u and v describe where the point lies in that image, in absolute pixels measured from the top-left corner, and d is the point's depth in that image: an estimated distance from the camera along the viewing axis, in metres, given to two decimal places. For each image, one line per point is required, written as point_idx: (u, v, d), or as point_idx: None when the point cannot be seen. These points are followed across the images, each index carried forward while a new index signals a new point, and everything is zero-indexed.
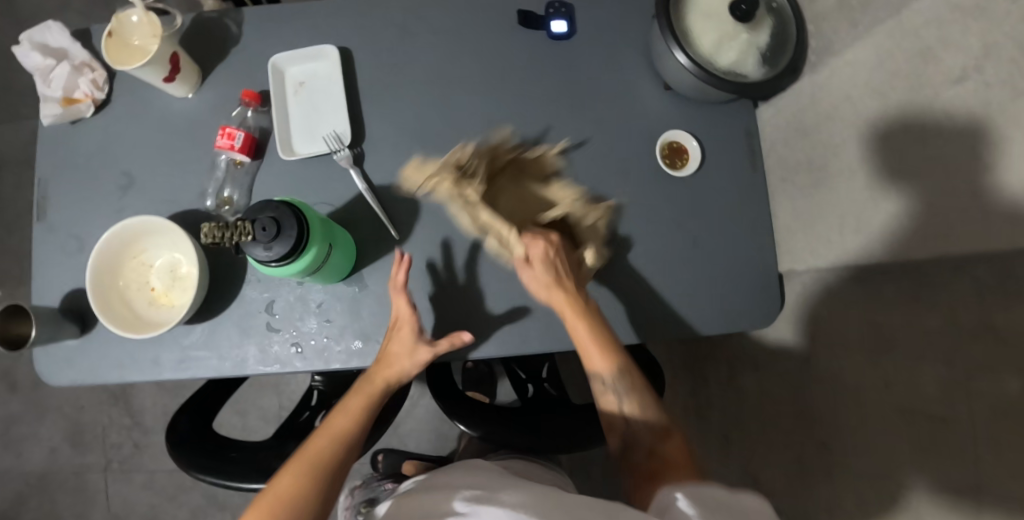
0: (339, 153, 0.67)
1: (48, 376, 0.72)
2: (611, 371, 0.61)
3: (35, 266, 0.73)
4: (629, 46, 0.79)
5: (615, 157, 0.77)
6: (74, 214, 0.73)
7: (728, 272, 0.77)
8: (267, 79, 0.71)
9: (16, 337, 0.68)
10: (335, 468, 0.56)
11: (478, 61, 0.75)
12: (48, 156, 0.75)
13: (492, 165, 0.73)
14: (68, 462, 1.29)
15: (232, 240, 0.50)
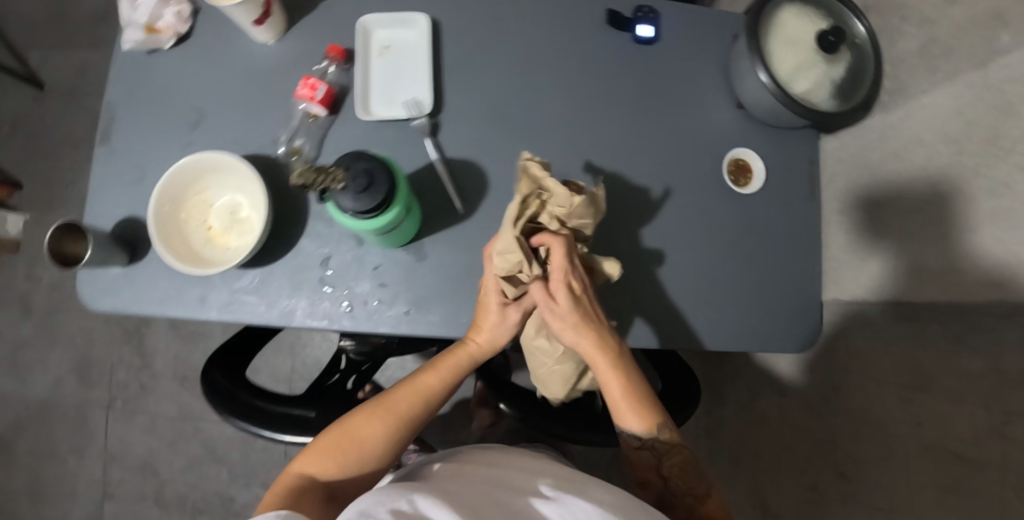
0: (419, 121, 0.68)
1: (90, 302, 0.71)
2: (648, 431, 0.64)
3: (91, 189, 0.72)
4: (708, 61, 0.80)
5: (678, 166, 0.77)
6: (140, 142, 0.73)
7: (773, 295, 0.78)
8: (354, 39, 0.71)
9: (70, 257, 0.67)
10: (400, 423, 0.65)
11: (558, 53, 0.75)
12: (121, 81, 0.74)
13: (560, 155, 0.74)
14: (72, 394, 1.28)
15: (320, 185, 0.50)
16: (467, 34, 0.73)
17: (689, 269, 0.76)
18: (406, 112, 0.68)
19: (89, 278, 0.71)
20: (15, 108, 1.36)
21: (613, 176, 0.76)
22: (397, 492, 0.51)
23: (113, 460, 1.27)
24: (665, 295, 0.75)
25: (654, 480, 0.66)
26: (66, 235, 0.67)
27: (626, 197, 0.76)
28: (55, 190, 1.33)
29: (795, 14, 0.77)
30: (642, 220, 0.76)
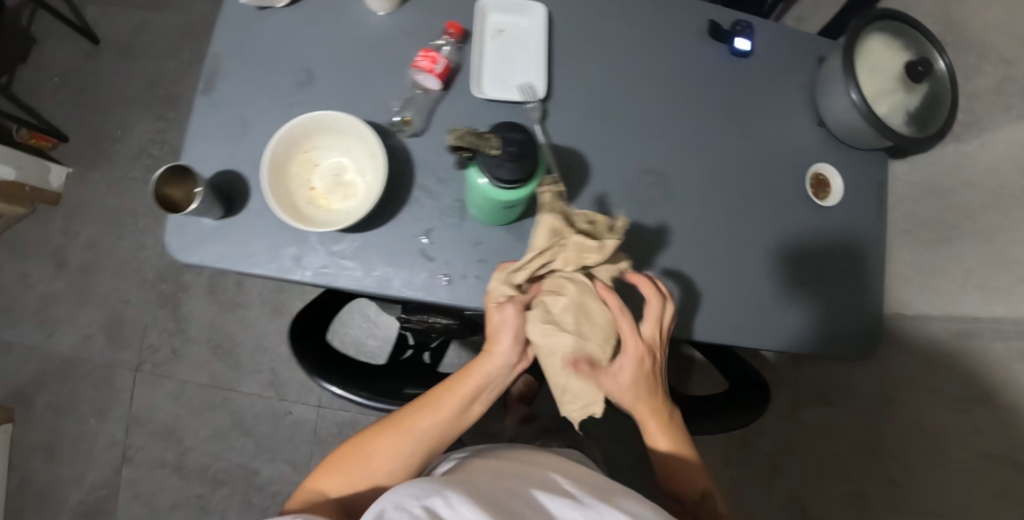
0: (533, 107, 0.71)
1: (177, 252, 0.69)
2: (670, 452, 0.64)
3: (189, 138, 0.71)
4: (793, 80, 0.84)
5: (762, 173, 0.79)
6: (242, 97, 0.72)
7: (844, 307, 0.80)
8: (471, 19, 0.73)
9: (171, 201, 0.67)
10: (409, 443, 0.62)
11: (658, 56, 0.78)
12: (226, 32, 0.73)
13: (657, 152, 0.76)
14: (101, 353, 1.26)
15: (473, 147, 0.51)
16: (575, 30, 0.76)
17: (772, 273, 0.76)
18: (522, 96, 0.71)
19: (178, 225, 0.69)
20: (68, 61, 1.35)
21: (701, 176, 0.77)
22: (433, 488, 0.48)
23: (136, 424, 1.25)
24: (745, 294, 0.75)
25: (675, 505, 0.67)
26: (169, 180, 0.67)
27: (713, 197, 0.77)
28: (101, 147, 1.31)
29: (884, 42, 0.81)
30: (727, 221, 0.77)
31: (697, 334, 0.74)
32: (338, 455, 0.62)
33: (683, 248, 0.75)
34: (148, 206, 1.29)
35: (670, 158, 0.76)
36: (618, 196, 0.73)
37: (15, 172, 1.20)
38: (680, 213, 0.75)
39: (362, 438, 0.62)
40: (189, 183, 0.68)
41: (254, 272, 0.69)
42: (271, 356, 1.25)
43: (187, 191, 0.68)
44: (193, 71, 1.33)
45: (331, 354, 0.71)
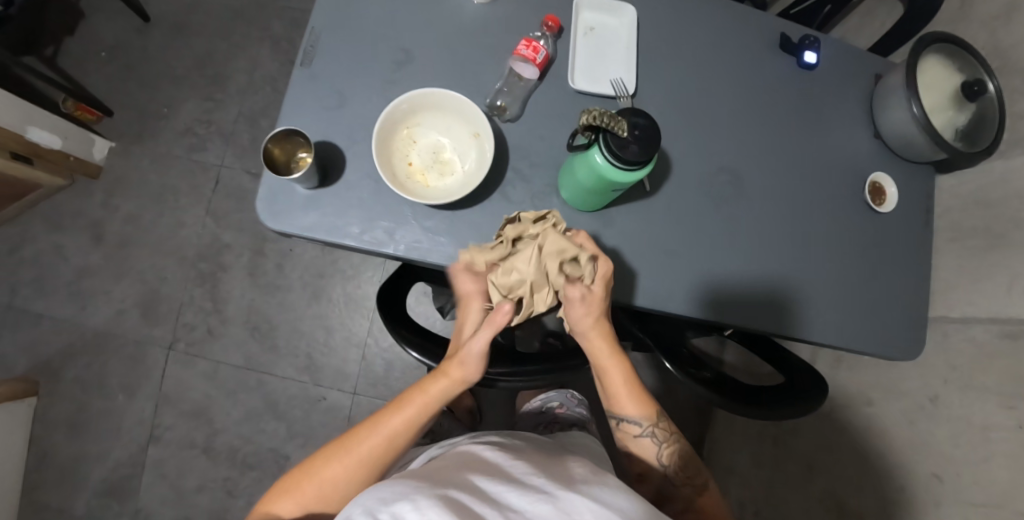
0: (625, 100, 0.75)
1: (267, 218, 0.67)
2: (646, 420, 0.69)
3: (284, 107, 0.71)
4: (851, 94, 0.89)
5: (823, 178, 0.84)
6: (340, 69, 0.73)
7: (892, 306, 0.84)
8: (566, 17, 0.78)
9: (274, 162, 0.70)
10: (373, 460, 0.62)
11: (730, 64, 0.84)
12: (326, 7, 0.75)
13: (729, 152, 0.80)
14: (135, 330, 1.26)
15: (601, 126, 0.54)
16: (656, 36, 0.81)
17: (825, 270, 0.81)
18: (614, 91, 0.75)
19: (268, 192, 0.68)
20: (117, 37, 1.35)
21: (766, 176, 0.81)
22: (401, 493, 0.46)
23: (166, 403, 1.24)
24: (802, 288, 0.80)
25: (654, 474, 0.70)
26: (275, 142, 0.69)
27: (777, 197, 0.81)
28: (146, 123, 1.31)
29: (941, 62, 0.87)
30: (788, 221, 0.81)
31: (763, 324, 0.77)
32: (285, 481, 0.61)
33: (749, 243, 0.78)
34: (191, 185, 1.29)
35: (739, 158, 0.81)
36: (694, 191, 0.78)
37: (61, 142, 1.19)
38: (749, 210, 0.79)
39: (314, 459, 0.61)
40: (291, 145, 0.71)
41: (344, 243, 0.68)
42: (308, 341, 1.26)
43: (288, 153, 0.71)
44: (243, 53, 1.34)
45: (415, 328, 0.75)
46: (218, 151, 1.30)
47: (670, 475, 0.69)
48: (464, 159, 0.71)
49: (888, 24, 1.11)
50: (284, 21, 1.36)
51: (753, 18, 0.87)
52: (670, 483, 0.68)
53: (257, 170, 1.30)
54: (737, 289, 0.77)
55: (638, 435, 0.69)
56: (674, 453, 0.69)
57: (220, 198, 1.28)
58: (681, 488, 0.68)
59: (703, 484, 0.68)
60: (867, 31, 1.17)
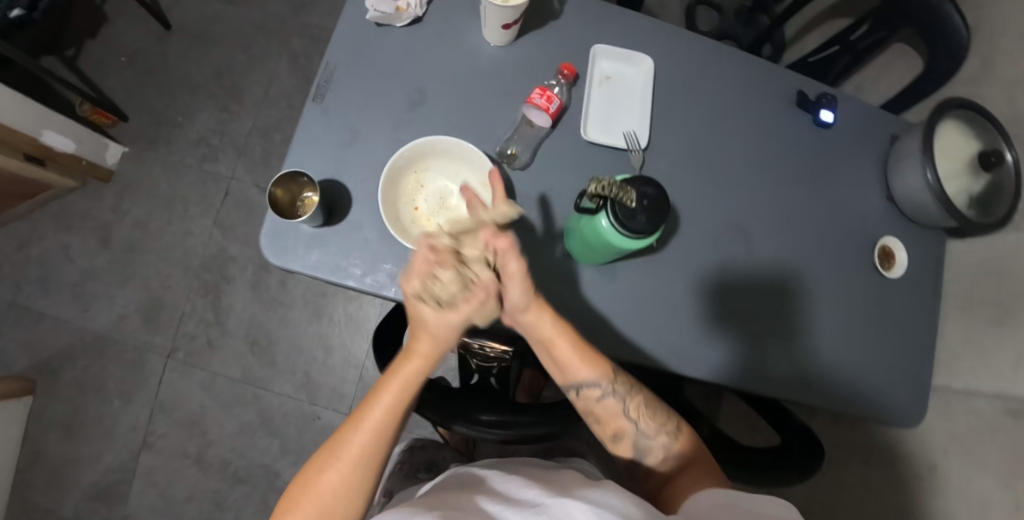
0: (636, 154, 0.74)
1: (272, 254, 0.67)
2: (603, 379, 0.65)
3: (293, 143, 0.71)
4: (865, 154, 0.89)
5: (834, 238, 0.83)
6: (353, 106, 0.72)
7: (901, 374, 0.82)
8: (583, 65, 0.78)
9: (280, 205, 0.69)
10: (373, 458, 0.56)
11: (744, 120, 0.83)
12: (342, 43, 0.75)
13: (738, 209, 0.80)
14: (135, 335, 1.26)
15: (609, 196, 0.53)
16: (671, 88, 0.81)
17: (834, 333, 0.80)
18: (625, 143, 0.75)
19: (273, 231, 0.67)
20: (138, 42, 1.36)
21: (776, 234, 0.81)
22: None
23: (161, 411, 1.24)
24: (810, 350, 0.78)
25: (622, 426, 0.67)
26: (281, 184, 0.68)
27: (786, 256, 0.80)
28: (160, 130, 1.32)
29: (957, 128, 0.85)
30: (796, 281, 0.80)
31: (765, 384, 0.75)
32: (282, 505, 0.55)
33: (755, 302, 0.77)
34: (200, 195, 1.29)
35: (748, 215, 0.80)
36: (701, 248, 0.77)
37: (75, 146, 1.20)
38: (756, 269, 0.78)
39: (304, 477, 0.55)
40: (297, 186, 0.70)
41: (346, 284, 0.68)
42: (306, 358, 1.26)
43: (293, 194, 0.70)
44: (261, 66, 1.35)
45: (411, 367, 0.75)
46: (230, 162, 1.30)
47: (642, 428, 0.67)
48: (471, 206, 0.72)
49: (905, 80, 1.11)
50: (303, 36, 1.37)
51: (770, 72, 0.86)
52: (644, 436, 0.67)
53: (267, 184, 1.30)
54: (740, 348, 0.75)
55: (601, 398, 0.66)
56: (637, 405, 0.67)
57: (228, 210, 1.29)
58: (655, 439, 0.67)
59: (677, 426, 0.68)
60: (883, 83, 1.17)
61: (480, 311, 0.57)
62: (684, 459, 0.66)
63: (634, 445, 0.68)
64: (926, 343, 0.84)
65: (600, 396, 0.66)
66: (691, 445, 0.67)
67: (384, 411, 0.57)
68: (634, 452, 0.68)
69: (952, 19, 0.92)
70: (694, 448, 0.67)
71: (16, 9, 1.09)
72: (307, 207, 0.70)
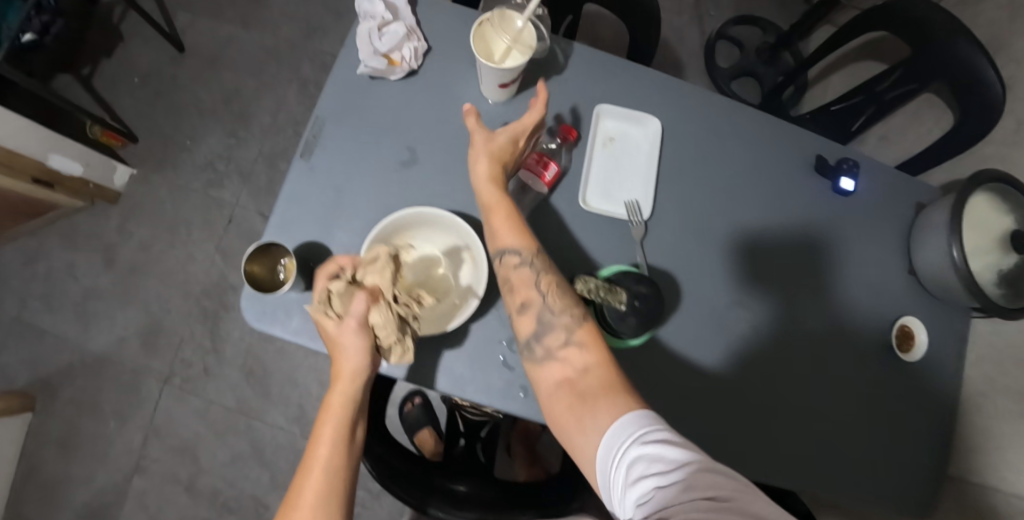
0: (636, 225, 0.71)
1: (251, 318, 0.65)
2: (525, 250, 0.61)
3: (278, 203, 0.69)
4: (887, 223, 0.83)
5: (849, 315, 0.79)
6: (343, 164, 0.70)
7: (903, 464, 0.76)
8: (585, 123, 0.75)
9: (255, 278, 0.64)
10: (331, 493, 0.52)
11: (755, 183, 0.78)
12: (336, 97, 0.73)
13: (748, 282, 0.75)
14: (133, 358, 1.26)
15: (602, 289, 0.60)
16: (678, 149, 0.77)
17: (830, 418, 0.74)
18: (626, 213, 0.71)
19: (252, 302, 0.65)
20: (151, 63, 1.36)
21: (770, 307, 0.75)
22: None
23: (155, 436, 1.23)
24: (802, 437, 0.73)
25: (532, 299, 0.60)
26: (254, 259, 0.63)
27: (780, 331, 0.75)
28: (168, 152, 1.32)
29: (990, 200, 0.78)
30: (792, 360, 0.75)
31: (766, 475, 0.71)
32: None
33: (745, 382, 0.73)
34: (204, 220, 1.30)
35: (750, 286, 0.75)
36: (704, 324, 0.72)
37: (82, 169, 1.21)
38: (761, 347, 0.74)
39: None
40: (269, 257, 0.65)
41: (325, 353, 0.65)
42: (301, 390, 1.25)
43: (269, 269, 0.65)
44: (270, 92, 1.35)
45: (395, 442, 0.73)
46: (234, 189, 1.31)
47: (549, 306, 0.59)
48: (458, 277, 0.67)
49: (933, 134, 1.05)
50: (313, 64, 1.37)
51: (786, 133, 0.81)
52: (549, 312, 0.59)
53: (271, 212, 1.31)
54: (727, 433, 0.70)
55: (517, 266, 0.61)
56: (552, 282, 0.60)
57: (231, 237, 1.29)
58: (559, 319, 0.58)
59: (582, 313, 0.59)
60: (908, 134, 1.11)
61: (371, 307, 0.58)
62: (591, 355, 0.55)
63: (538, 321, 0.59)
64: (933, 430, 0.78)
65: (517, 263, 0.61)
66: (598, 343, 0.56)
67: (322, 472, 0.53)
68: (536, 328, 0.59)
69: (985, 75, 0.84)
70: (602, 347, 0.56)
71: (28, 34, 1.12)
72: (288, 270, 0.64)
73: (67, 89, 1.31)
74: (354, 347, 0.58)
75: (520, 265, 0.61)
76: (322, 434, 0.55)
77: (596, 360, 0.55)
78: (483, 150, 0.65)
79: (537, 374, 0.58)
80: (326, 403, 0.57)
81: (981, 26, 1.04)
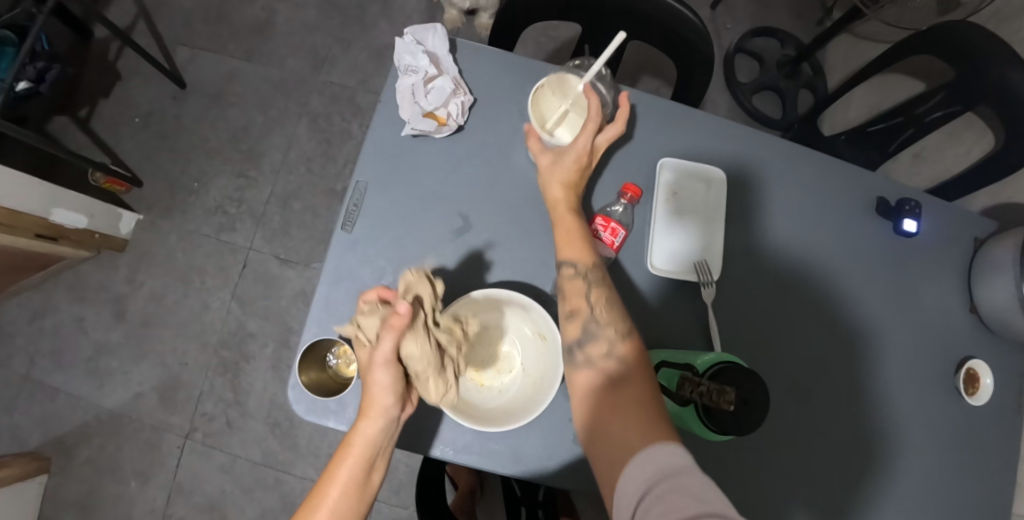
0: (709, 289, 0.69)
1: (304, 412, 0.60)
2: (586, 263, 0.60)
3: (323, 282, 0.64)
4: (946, 262, 0.81)
5: (914, 360, 0.76)
6: (391, 235, 0.66)
7: (917, 501, 0.71)
8: (648, 179, 0.72)
9: (322, 382, 0.63)
10: None
11: (767, 221, 0.75)
12: (376, 161, 0.68)
13: (809, 334, 0.73)
14: (152, 414, 1.20)
15: (705, 391, 0.48)
16: (733, 200, 0.75)
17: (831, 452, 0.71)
18: (696, 274, 0.69)
19: (303, 394, 0.60)
20: (152, 102, 1.30)
21: (766, 342, 0.72)
22: None
23: (179, 493, 1.18)
24: (803, 473, 0.69)
25: (582, 309, 0.58)
26: (303, 366, 0.61)
27: (779, 368, 0.72)
28: (176, 196, 1.27)
29: None
30: (790, 394, 0.71)
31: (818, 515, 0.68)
32: None
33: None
34: (218, 266, 1.25)
35: (754, 327, 0.72)
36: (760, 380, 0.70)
37: (86, 221, 1.14)
38: (825, 400, 0.72)
39: None
40: (314, 354, 0.63)
41: None
42: (329, 441, 1.20)
43: (318, 366, 0.63)
44: (280, 129, 1.30)
45: None
46: (247, 232, 1.26)
47: (597, 317, 0.58)
48: (524, 353, 0.63)
49: (972, 154, 1.03)
50: (322, 96, 1.33)
51: (841, 175, 0.79)
52: (595, 322, 0.57)
53: (287, 255, 1.26)
54: (721, 473, 0.67)
55: (572, 276, 0.60)
56: (602, 296, 0.59)
57: (247, 283, 1.24)
58: (603, 331, 0.57)
59: (628, 330, 0.57)
60: (945, 154, 1.09)
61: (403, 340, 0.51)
62: (628, 367, 0.55)
63: (582, 329, 0.57)
64: (940, 462, 0.73)
65: (572, 273, 0.60)
66: (639, 358, 0.56)
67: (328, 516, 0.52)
68: (580, 335, 0.57)
69: None
70: (640, 363, 0.55)
71: (22, 82, 1.06)
72: (343, 356, 0.64)
73: (64, 133, 1.25)
74: (381, 386, 0.52)
75: (576, 273, 0.60)
76: (336, 475, 0.53)
77: (633, 374, 0.54)
78: (554, 175, 0.64)
79: (572, 379, 0.57)
80: (347, 440, 0.54)
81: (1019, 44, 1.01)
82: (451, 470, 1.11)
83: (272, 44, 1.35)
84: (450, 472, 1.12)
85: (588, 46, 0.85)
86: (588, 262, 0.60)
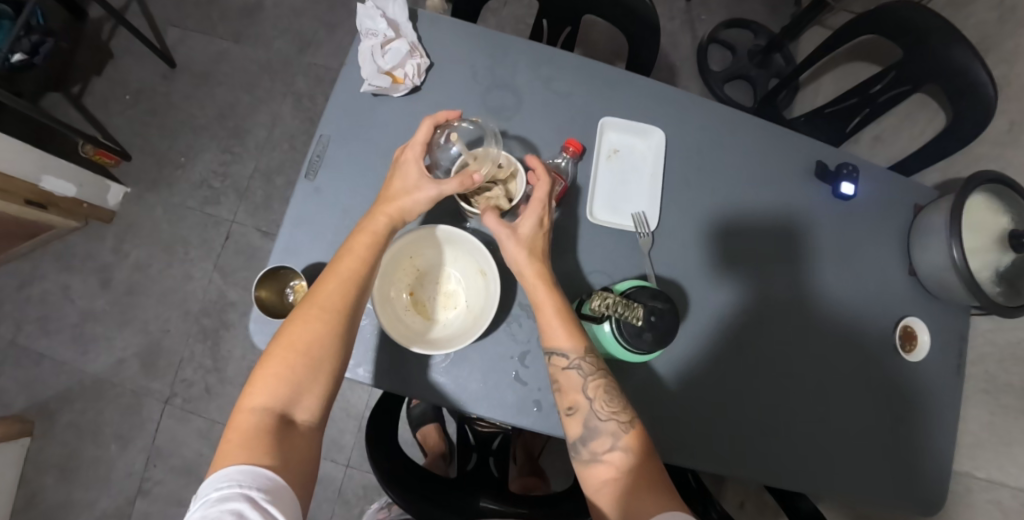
0: (645, 239, 0.73)
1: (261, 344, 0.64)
2: (577, 353, 0.60)
3: (285, 227, 0.68)
4: (887, 228, 0.84)
5: (858, 324, 0.80)
6: (349, 183, 0.70)
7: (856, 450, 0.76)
8: (592, 136, 0.77)
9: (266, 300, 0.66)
10: (352, 312, 0.56)
11: (817, 273, 0.80)
12: (337, 115, 0.73)
13: (750, 287, 0.77)
14: (133, 379, 1.24)
15: (617, 312, 0.56)
16: (681, 160, 0.79)
17: (801, 431, 0.75)
18: (634, 225, 0.74)
19: (262, 324, 0.64)
20: (143, 80, 1.35)
21: (756, 326, 0.77)
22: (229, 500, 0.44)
23: (157, 457, 1.21)
24: (772, 448, 0.73)
25: (580, 406, 0.59)
26: (263, 283, 0.66)
27: (752, 338, 0.76)
28: (163, 171, 1.32)
29: (986, 202, 0.76)
30: (763, 360, 0.76)
31: (769, 470, 0.73)
32: (261, 368, 0.53)
33: (709, 383, 0.73)
34: (201, 238, 1.29)
35: (720, 275, 0.76)
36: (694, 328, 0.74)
37: (75, 190, 1.18)
38: (763, 348, 0.76)
39: (287, 335, 0.54)
40: (278, 281, 0.68)
41: None
42: None
43: (278, 292, 0.68)
44: (265, 108, 1.36)
45: (405, 466, 0.73)
46: (231, 206, 1.31)
47: (597, 412, 0.58)
48: (469, 292, 0.67)
49: (925, 134, 1.07)
50: (307, 78, 1.38)
51: (785, 142, 0.83)
52: (596, 418, 0.58)
53: (269, 228, 1.31)
54: (684, 436, 0.71)
55: (566, 369, 0.60)
56: (601, 388, 0.59)
57: (229, 254, 1.29)
58: (606, 425, 0.58)
59: (631, 421, 0.58)
60: (902, 134, 1.13)
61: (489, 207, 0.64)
62: (638, 460, 0.56)
63: (585, 425, 0.58)
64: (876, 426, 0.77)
65: (564, 365, 0.60)
66: (646, 448, 0.57)
67: (340, 287, 0.56)
68: (582, 432, 0.58)
69: (976, 76, 0.84)
70: (649, 456, 0.56)
71: (17, 54, 1.11)
72: (298, 292, 0.67)
73: (57, 109, 1.30)
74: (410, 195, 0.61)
75: (575, 366, 0.60)
76: (354, 251, 0.58)
77: (647, 468, 0.55)
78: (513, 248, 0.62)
79: (583, 474, 0.58)
80: (361, 228, 0.60)
81: (969, 27, 1.06)
82: (422, 435, 1.12)
83: (257, 27, 1.40)
84: (420, 439, 1.13)
85: (547, 20, 0.91)
86: (583, 355, 0.59)
